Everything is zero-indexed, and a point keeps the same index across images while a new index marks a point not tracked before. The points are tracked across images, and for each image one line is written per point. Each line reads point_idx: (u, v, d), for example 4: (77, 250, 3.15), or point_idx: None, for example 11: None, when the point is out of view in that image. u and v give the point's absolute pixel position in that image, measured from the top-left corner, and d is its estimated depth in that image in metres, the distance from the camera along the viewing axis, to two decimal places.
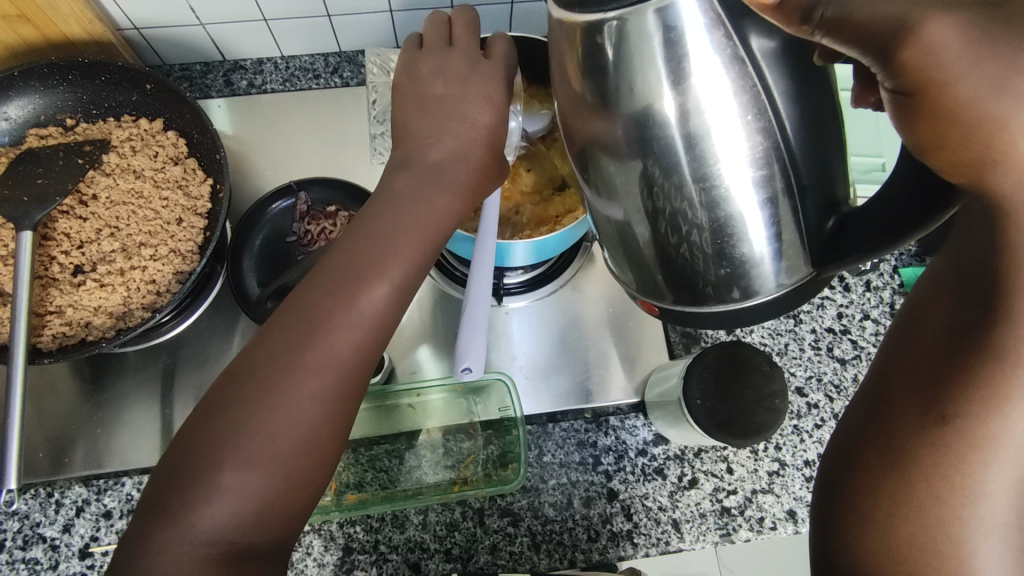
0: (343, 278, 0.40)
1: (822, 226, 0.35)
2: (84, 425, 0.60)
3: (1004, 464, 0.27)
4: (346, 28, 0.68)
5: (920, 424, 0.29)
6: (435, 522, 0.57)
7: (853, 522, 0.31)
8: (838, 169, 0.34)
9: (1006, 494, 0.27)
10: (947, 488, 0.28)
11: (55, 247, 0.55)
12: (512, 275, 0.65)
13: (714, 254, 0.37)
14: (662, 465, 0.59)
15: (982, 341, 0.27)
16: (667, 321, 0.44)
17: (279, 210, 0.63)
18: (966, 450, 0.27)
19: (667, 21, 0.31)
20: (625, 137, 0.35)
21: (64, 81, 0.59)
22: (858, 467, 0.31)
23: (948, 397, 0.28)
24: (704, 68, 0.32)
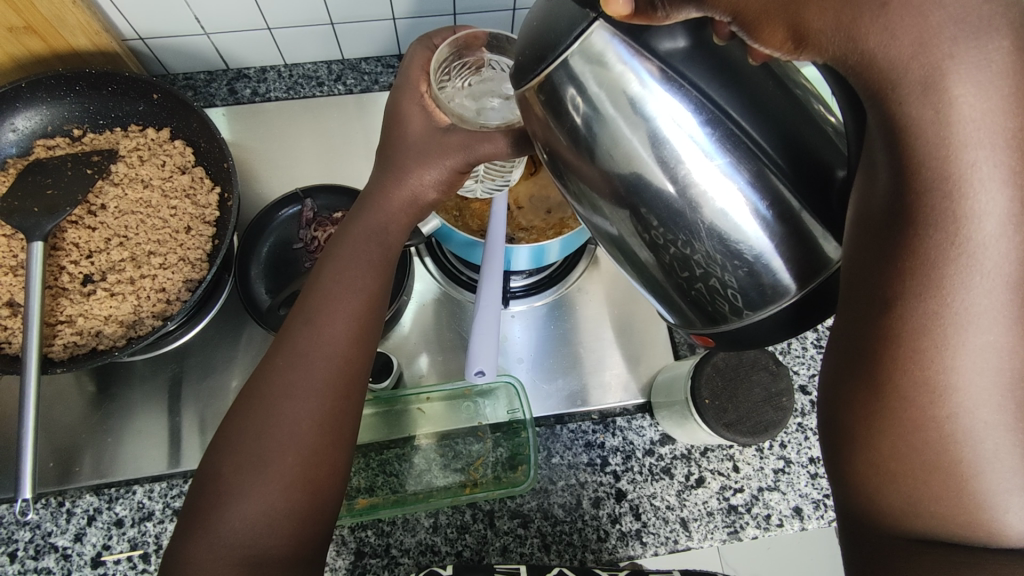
0: (330, 331, 0.45)
1: (814, 194, 0.30)
2: (93, 434, 0.60)
3: (963, 343, 0.24)
4: (350, 37, 0.69)
5: (867, 333, 0.25)
6: (446, 525, 0.57)
7: (842, 449, 0.28)
8: (809, 133, 0.31)
9: (982, 414, 0.24)
10: (913, 389, 0.25)
11: (64, 257, 0.55)
12: (516, 279, 0.66)
13: (719, 263, 0.33)
14: (669, 465, 0.60)
15: (908, 214, 0.23)
16: (728, 350, 0.38)
17: (286, 216, 0.64)
18: (916, 339, 0.24)
19: (590, 56, 0.30)
20: (606, 181, 0.33)
21: (70, 93, 0.59)
22: (831, 394, 0.28)
23: (895, 359, 0.25)
24: (633, 78, 0.30)
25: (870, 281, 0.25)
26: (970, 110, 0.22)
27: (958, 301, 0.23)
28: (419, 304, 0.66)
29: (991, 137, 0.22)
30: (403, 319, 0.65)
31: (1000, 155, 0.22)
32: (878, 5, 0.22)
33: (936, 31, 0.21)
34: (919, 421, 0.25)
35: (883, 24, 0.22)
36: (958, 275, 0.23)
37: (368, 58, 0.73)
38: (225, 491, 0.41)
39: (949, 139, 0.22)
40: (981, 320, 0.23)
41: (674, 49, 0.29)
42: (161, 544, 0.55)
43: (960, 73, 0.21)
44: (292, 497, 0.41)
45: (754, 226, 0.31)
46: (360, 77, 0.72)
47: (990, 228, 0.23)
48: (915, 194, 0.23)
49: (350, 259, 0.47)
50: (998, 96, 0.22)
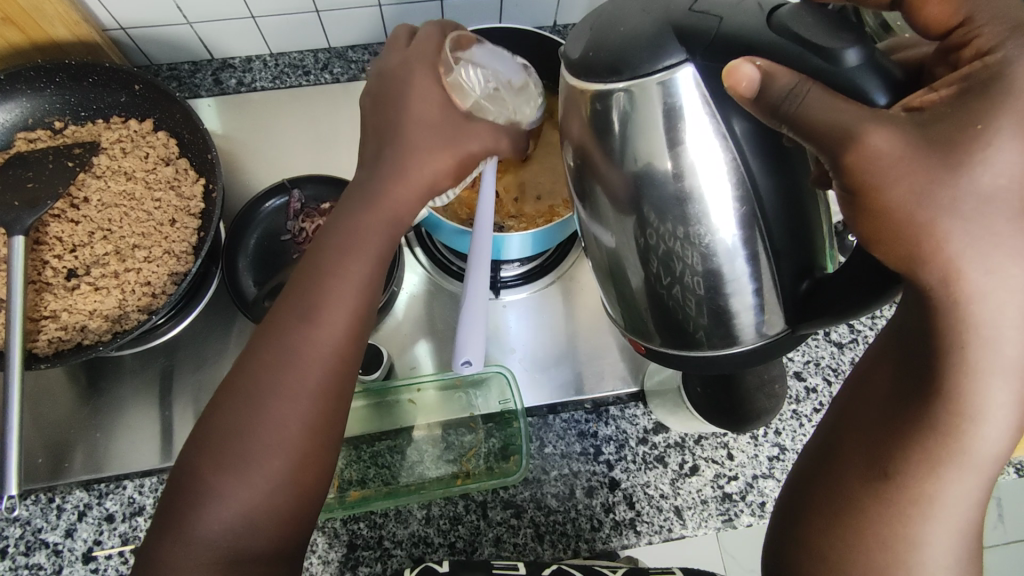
0: (309, 319, 0.42)
1: (796, 288, 0.36)
2: (84, 429, 0.59)
3: (956, 479, 0.31)
4: (335, 24, 0.68)
5: (868, 486, 0.33)
6: (438, 516, 0.57)
7: (809, 559, 0.35)
8: (807, 241, 0.36)
9: (939, 539, 0.32)
10: (903, 495, 0.32)
11: (47, 251, 0.55)
12: (508, 268, 0.65)
13: (696, 295, 0.37)
14: (662, 453, 0.60)
15: (929, 421, 0.30)
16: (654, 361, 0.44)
17: (272, 208, 0.63)
18: (911, 503, 0.32)
19: (669, 93, 0.33)
20: (628, 191, 0.37)
21: (51, 84, 0.59)
22: (810, 519, 0.35)
23: (896, 462, 0.32)
24: (698, 130, 0.34)
25: (907, 408, 0.31)
26: (1002, 366, 0.29)
27: (975, 451, 0.30)
28: (410, 294, 0.66)
29: (1004, 386, 0.29)
30: (394, 309, 0.65)
31: (1011, 396, 0.29)
32: (983, 271, 0.28)
33: (1003, 306, 0.28)
34: (892, 559, 0.33)
35: (981, 281, 0.28)
36: (957, 472, 0.31)
37: (354, 46, 0.72)
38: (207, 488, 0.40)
39: (980, 379, 0.29)
40: (957, 502, 0.32)
41: (730, 131, 0.33)
42: None
43: (1005, 340, 0.29)
44: (279, 496, 0.41)
45: (744, 293, 0.37)
46: (347, 66, 0.71)
47: (991, 446, 0.30)
48: (939, 409, 0.30)
49: None
50: (1020, 356, 0.29)
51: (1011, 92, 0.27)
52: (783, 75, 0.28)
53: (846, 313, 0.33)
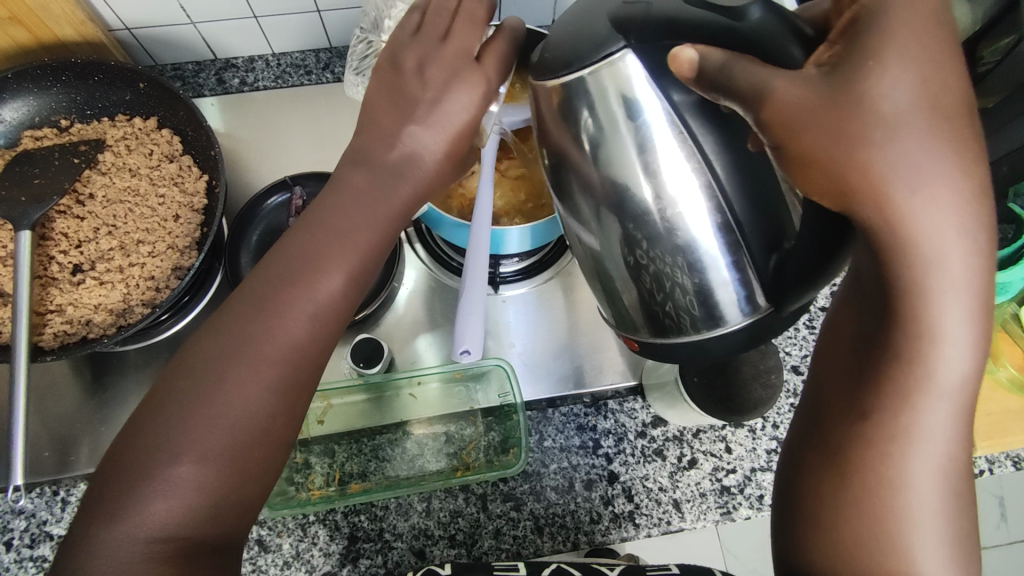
0: (283, 278, 0.39)
1: (767, 263, 0.33)
2: (89, 422, 0.60)
3: (928, 410, 0.30)
4: (336, 23, 0.69)
5: (850, 430, 0.32)
6: (439, 509, 0.57)
7: (811, 524, 0.34)
8: (784, 209, 0.33)
9: (927, 480, 0.31)
10: (878, 434, 0.31)
11: (54, 247, 0.56)
12: (507, 264, 0.66)
13: (676, 275, 0.36)
14: (661, 446, 0.60)
15: (891, 348, 0.30)
16: (650, 357, 0.43)
17: (275, 204, 0.64)
18: (888, 444, 0.31)
19: (617, 74, 0.32)
20: (607, 198, 0.36)
21: (57, 83, 0.60)
22: (808, 479, 0.34)
23: (866, 396, 0.31)
24: (649, 111, 0.32)
25: (871, 338, 0.31)
26: (957, 283, 0.28)
27: (941, 377, 0.29)
28: (411, 290, 0.66)
29: (959, 301, 0.28)
30: (395, 303, 0.65)
31: (968, 313, 0.28)
32: (909, 191, 0.27)
33: (942, 222, 0.27)
34: (882, 508, 0.31)
35: (912, 203, 0.27)
36: (927, 401, 0.29)
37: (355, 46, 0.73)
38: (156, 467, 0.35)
39: (934, 299, 0.28)
40: (935, 435, 0.30)
41: (680, 100, 0.32)
42: None
43: (953, 253, 0.28)
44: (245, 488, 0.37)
45: (716, 267, 0.34)
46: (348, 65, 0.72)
47: (956, 370, 0.29)
48: (898, 334, 0.29)
49: None
50: (971, 275, 0.28)
51: (893, 26, 0.28)
52: (719, 52, 0.28)
53: (813, 282, 0.32)
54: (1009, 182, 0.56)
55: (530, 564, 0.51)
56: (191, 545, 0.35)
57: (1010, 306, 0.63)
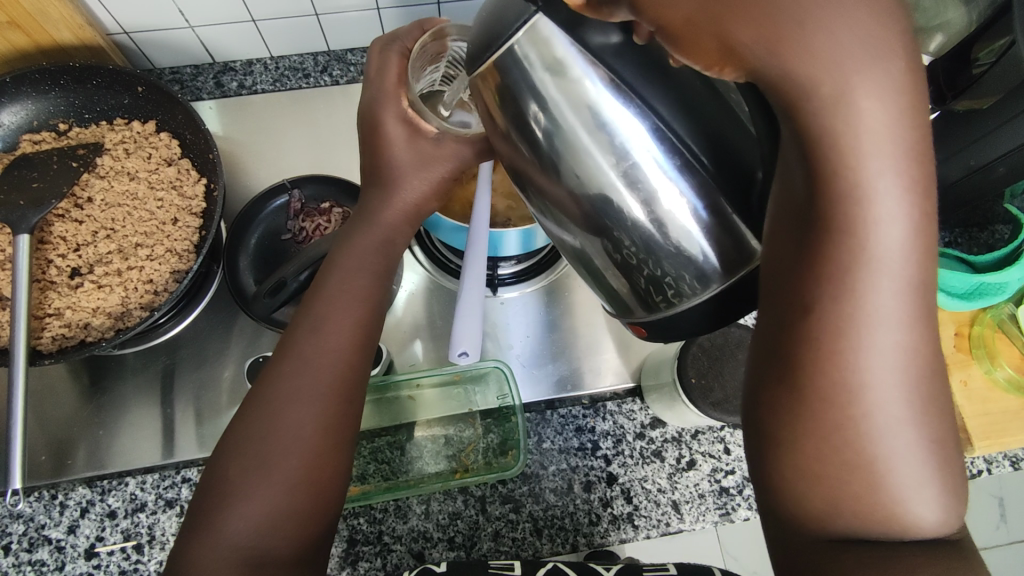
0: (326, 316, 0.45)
1: (742, 193, 0.29)
2: (86, 426, 0.60)
3: (873, 290, 0.24)
4: (335, 27, 0.69)
5: (792, 337, 0.25)
6: (438, 512, 0.57)
7: (767, 454, 0.28)
8: (733, 132, 0.29)
9: (885, 378, 0.24)
10: (827, 341, 0.24)
11: (52, 250, 0.56)
12: (505, 265, 0.65)
13: (656, 250, 0.32)
14: (659, 448, 0.60)
15: (823, 218, 0.23)
16: (660, 340, 0.37)
17: (273, 208, 0.64)
18: (834, 342, 0.24)
19: (534, 36, 0.30)
20: (584, 212, 0.34)
21: (55, 87, 0.60)
22: (757, 406, 0.28)
23: (803, 287, 0.25)
24: (573, 66, 0.30)
25: (800, 221, 0.24)
26: (880, 122, 0.22)
27: (877, 239, 0.23)
28: (409, 292, 0.66)
29: (889, 141, 0.22)
30: (395, 306, 0.65)
31: (899, 158, 0.22)
32: (797, 24, 0.21)
33: (846, 54, 0.21)
34: (841, 423, 0.25)
35: (804, 42, 0.21)
36: (869, 279, 0.23)
37: (353, 50, 0.73)
38: (231, 491, 0.41)
39: (858, 145, 0.22)
40: (887, 322, 0.24)
41: (606, 44, 0.29)
42: (154, 535, 0.56)
43: (865, 87, 0.21)
44: (294, 497, 0.41)
45: (686, 217, 0.30)
46: (346, 69, 0.73)
47: (893, 233, 0.23)
48: (830, 198, 0.23)
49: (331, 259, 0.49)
50: (896, 106, 0.22)
51: None
52: None
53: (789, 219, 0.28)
54: (1001, 184, 0.57)
55: (526, 563, 0.51)
56: (258, 554, 0.40)
57: (1006, 306, 0.63)
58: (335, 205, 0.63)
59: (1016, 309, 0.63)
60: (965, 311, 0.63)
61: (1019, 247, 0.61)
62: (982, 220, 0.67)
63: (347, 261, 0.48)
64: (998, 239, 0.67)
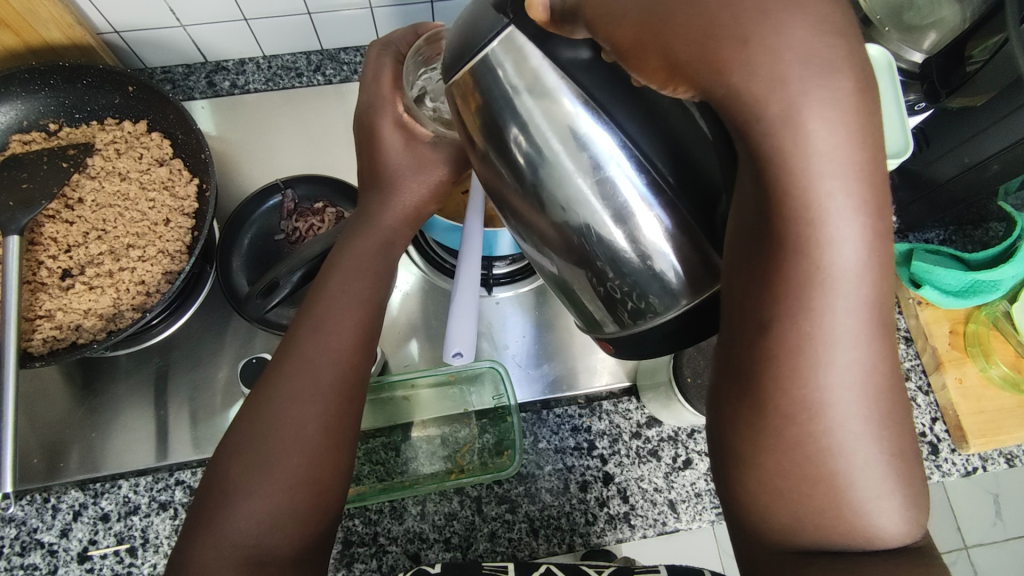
0: (325, 321, 0.45)
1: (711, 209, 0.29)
2: (79, 429, 0.60)
3: (832, 308, 0.23)
4: (327, 26, 0.69)
5: (750, 354, 0.25)
6: (433, 512, 0.57)
7: (733, 467, 0.28)
8: (694, 146, 0.28)
9: (846, 398, 0.24)
10: (786, 358, 0.24)
11: (43, 252, 0.55)
12: (499, 265, 0.64)
13: (624, 268, 0.31)
14: (656, 447, 0.60)
15: (775, 236, 0.23)
16: (629, 357, 0.36)
17: (267, 209, 0.64)
18: (791, 360, 0.24)
19: (505, 49, 0.30)
20: (560, 235, 0.33)
21: (45, 87, 0.59)
22: (721, 418, 0.28)
23: (758, 302, 0.24)
24: (541, 80, 0.30)
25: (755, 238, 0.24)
26: (827, 141, 0.22)
27: (833, 260, 0.23)
28: (404, 293, 0.66)
29: (838, 159, 0.22)
30: (389, 306, 0.65)
31: (848, 177, 0.22)
32: (741, 41, 0.22)
33: (790, 72, 0.22)
34: (799, 440, 0.25)
35: (745, 59, 0.22)
36: (824, 298, 0.23)
37: (346, 48, 0.72)
38: (228, 491, 0.41)
39: (808, 163, 0.22)
40: (842, 340, 0.24)
41: (576, 58, 0.29)
42: (148, 538, 0.55)
43: (813, 104, 0.22)
44: (293, 498, 0.41)
45: (655, 232, 0.30)
46: (339, 68, 0.72)
47: (852, 252, 0.23)
48: (782, 216, 0.23)
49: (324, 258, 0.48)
50: (848, 123, 0.22)
51: None
52: None
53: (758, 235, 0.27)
54: (995, 182, 0.57)
55: (522, 566, 0.51)
56: (259, 554, 0.39)
57: (1001, 303, 0.63)
58: (328, 205, 0.63)
59: (1011, 306, 0.63)
60: (960, 308, 0.63)
61: (1014, 244, 0.61)
62: (976, 218, 0.67)
63: (340, 260, 0.48)
64: (992, 236, 0.67)
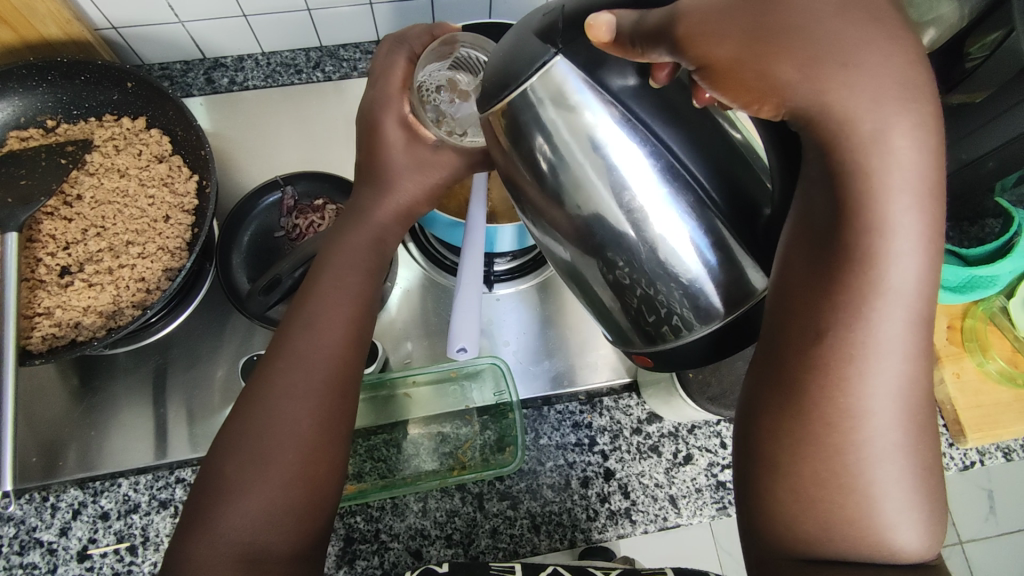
0: (324, 317, 0.45)
1: (754, 230, 0.31)
2: (77, 427, 0.59)
3: (885, 318, 0.25)
4: (327, 22, 0.68)
5: (803, 358, 0.27)
6: (435, 509, 0.57)
7: (763, 474, 0.30)
8: (741, 172, 0.31)
9: (885, 408, 0.26)
10: (842, 364, 0.26)
11: (41, 249, 0.55)
12: (500, 262, 0.65)
13: (657, 280, 0.33)
14: (657, 443, 0.60)
15: (842, 249, 0.25)
16: (665, 370, 0.38)
17: (266, 205, 0.63)
18: (843, 365, 0.26)
19: (548, 80, 0.30)
20: (576, 232, 0.34)
21: (42, 83, 0.59)
22: (758, 426, 0.30)
23: (819, 311, 0.26)
24: (588, 111, 0.30)
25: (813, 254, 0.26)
26: (907, 160, 0.24)
27: (893, 276, 0.25)
28: (404, 290, 0.66)
29: (911, 182, 0.24)
30: (389, 304, 0.65)
31: (918, 198, 0.25)
32: (841, 65, 0.24)
33: (883, 95, 0.24)
34: (840, 448, 0.27)
35: (847, 81, 0.24)
36: (881, 309, 0.25)
37: (345, 46, 0.72)
38: (226, 487, 0.41)
39: (886, 180, 0.24)
40: (893, 352, 0.26)
41: (625, 86, 0.30)
42: (148, 536, 0.55)
43: (899, 128, 0.24)
44: (289, 494, 0.41)
45: (691, 255, 0.31)
46: (339, 65, 0.72)
47: (909, 273, 0.25)
48: (851, 230, 0.25)
49: (326, 255, 0.48)
50: (916, 149, 0.24)
51: None
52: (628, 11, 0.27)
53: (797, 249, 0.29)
54: (992, 178, 0.57)
55: (525, 563, 0.51)
56: (253, 552, 0.39)
57: (997, 298, 0.64)
58: (328, 202, 0.62)
59: (1007, 301, 0.63)
60: (958, 303, 0.64)
61: (1010, 240, 0.62)
62: (973, 213, 0.67)
63: (342, 257, 0.48)
64: (988, 233, 0.67)
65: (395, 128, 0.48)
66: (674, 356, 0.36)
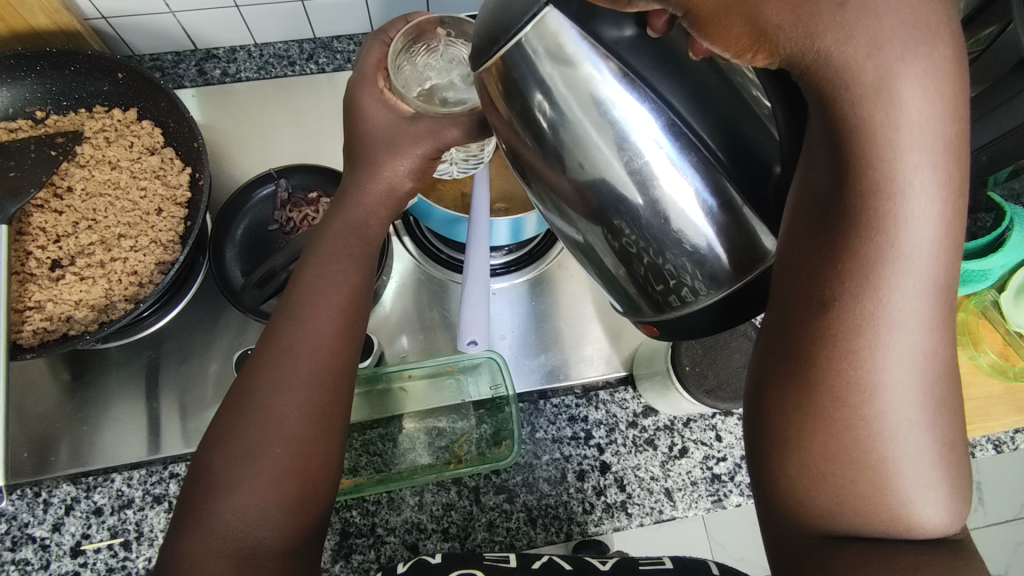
0: (318, 311, 0.45)
1: (766, 192, 0.30)
2: (68, 422, 0.59)
3: (898, 285, 0.25)
4: (321, 13, 0.68)
5: (809, 331, 0.27)
6: (432, 503, 0.57)
7: (773, 451, 0.30)
8: (749, 126, 0.29)
9: (900, 380, 0.26)
10: (850, 336, 0.26)
11: (31, 242, 0.54)
12: (495, 256, 0.65)
13: (666, 248, 0.33)
14: (652, 436, 0.61)
15: (849, 216, 0.25)
16: (671, 339, 0.38)
17: (262, 197, 0.63)
18: (852, 338, 0.26)
19: (545, 33, 0.30)
20: (582, 203, 0.34)
21: (32, 73, 0.58)
22: (766, 400, 0.30)
23: (824, 282, 0.26)
24: (586, 65, 0.30)
25: (819, 225, 0.26)
26: (915, 113, 0.23)
27: (902, 238, 0.24)
28: (399, 283, 0.66)
29: (923, 138, 0.24)
30: (384, 298, 0.65)
31: (932, 156, 0.24)
32: (837, 6, 0.23)
33: (886, 38, 0.23)
34: (851, 423, 0.27)
35: (841, 25, 0.23)
36: (892, 277, 0.25)
37: (340, 37, 0.72)
38: (218, 483, 0.40)
39: (894, 137, 0.23)
40: (907, 322, 0.26)
41: (620, 37, 0.29)
42: (142, 531, 0.55)
43: (908, 75, 0.23)
44: (281, 488, 0.41)
45: (698, 214, 0.31)
46: (333, 56, 0.71)
47: (920, 235, 0.25)
48: (857, 194, 0.24)
49: (319, 246, 0.48)
50: (927, 111, 0.23)
51: None
52: None
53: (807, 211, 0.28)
54: (984, 171, 0.57)
55: (522, 557, 0.51)
56: (250, 547, 0.39)
57: (989, 293, 0.65)
58: (322, 194, 0.62)
59: (999, 295, 0.64)
60: None
61: (1002, 234, 0.62)
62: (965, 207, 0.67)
63: (335, 250, 0.47)
64: (980, 227, 0.66)
65: (389, 120, 0.48)
66: (681, 326, 0.36)
